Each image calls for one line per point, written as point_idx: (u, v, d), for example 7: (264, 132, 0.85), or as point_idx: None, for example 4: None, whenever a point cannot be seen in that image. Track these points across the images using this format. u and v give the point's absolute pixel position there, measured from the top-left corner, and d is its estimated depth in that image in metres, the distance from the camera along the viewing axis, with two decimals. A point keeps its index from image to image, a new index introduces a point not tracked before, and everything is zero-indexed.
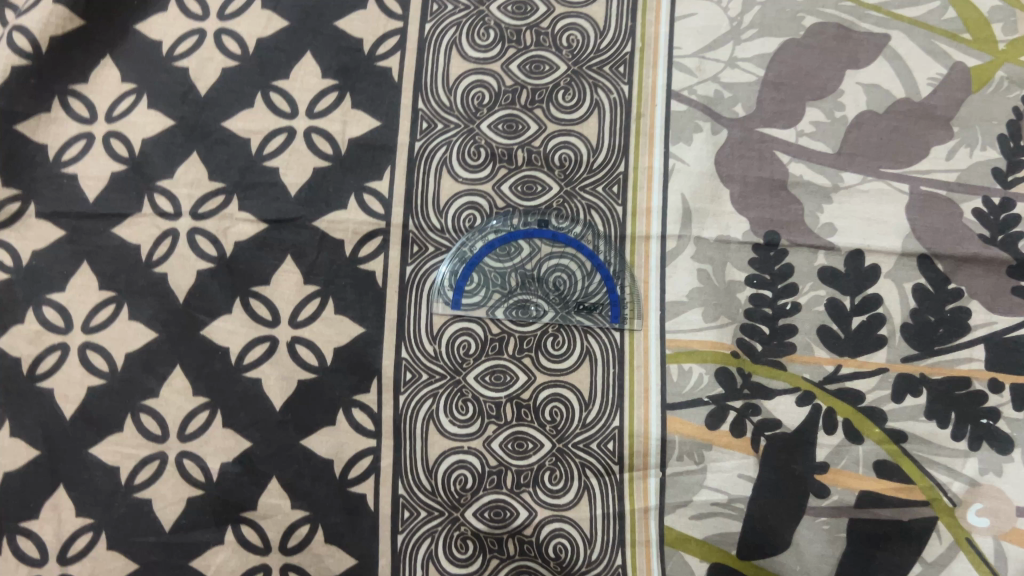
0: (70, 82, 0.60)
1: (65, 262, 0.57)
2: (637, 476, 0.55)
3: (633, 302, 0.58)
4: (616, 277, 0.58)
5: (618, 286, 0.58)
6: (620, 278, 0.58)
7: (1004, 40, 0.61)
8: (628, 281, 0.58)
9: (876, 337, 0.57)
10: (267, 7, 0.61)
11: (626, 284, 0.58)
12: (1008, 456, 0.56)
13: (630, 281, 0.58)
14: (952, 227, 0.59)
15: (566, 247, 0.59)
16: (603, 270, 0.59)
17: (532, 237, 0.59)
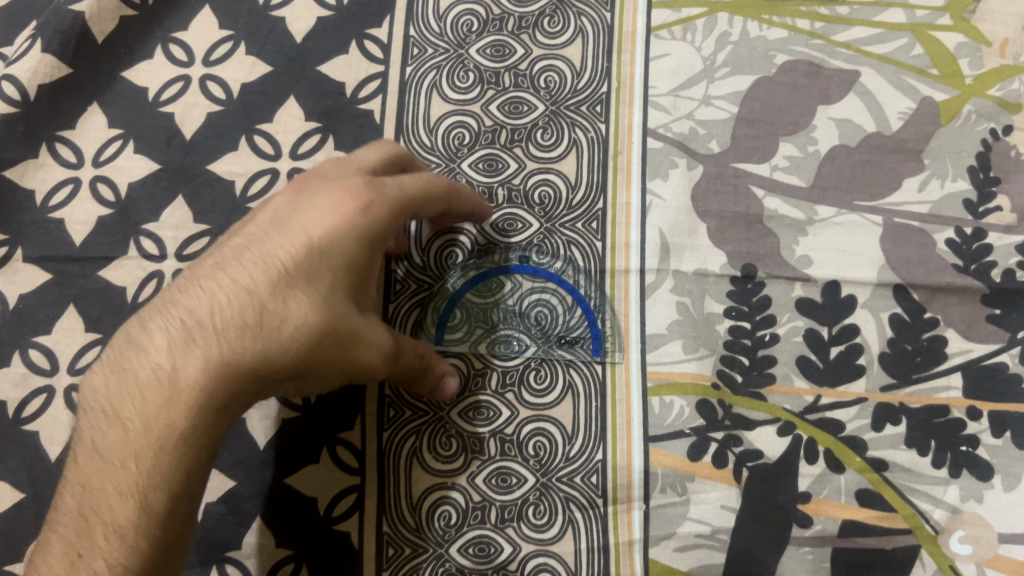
0: (57, 129, 0.61)
1: (52, 305, 0.58)
2: (621, 509, 0.55)
3: (615, 336, 0.58)
4: (597, 311, 0.59)
5: (598, 321, 0.59)
6: (601, 313, 0.59)
7: (971, 75, 0.63)
8: (609, 316, 0.59)
9: (854, 367, 0.58)
10: (251, 53, 0.63)
11: (608, 318, 0.59)
12: (989, 483, 0.56)
13: (612, 316, 0.59)
14: (926, 257, 0.60)
15: (549, 282, 0.59)
16: (584, 305, 0.59)
17: (513, 272, 0.60)
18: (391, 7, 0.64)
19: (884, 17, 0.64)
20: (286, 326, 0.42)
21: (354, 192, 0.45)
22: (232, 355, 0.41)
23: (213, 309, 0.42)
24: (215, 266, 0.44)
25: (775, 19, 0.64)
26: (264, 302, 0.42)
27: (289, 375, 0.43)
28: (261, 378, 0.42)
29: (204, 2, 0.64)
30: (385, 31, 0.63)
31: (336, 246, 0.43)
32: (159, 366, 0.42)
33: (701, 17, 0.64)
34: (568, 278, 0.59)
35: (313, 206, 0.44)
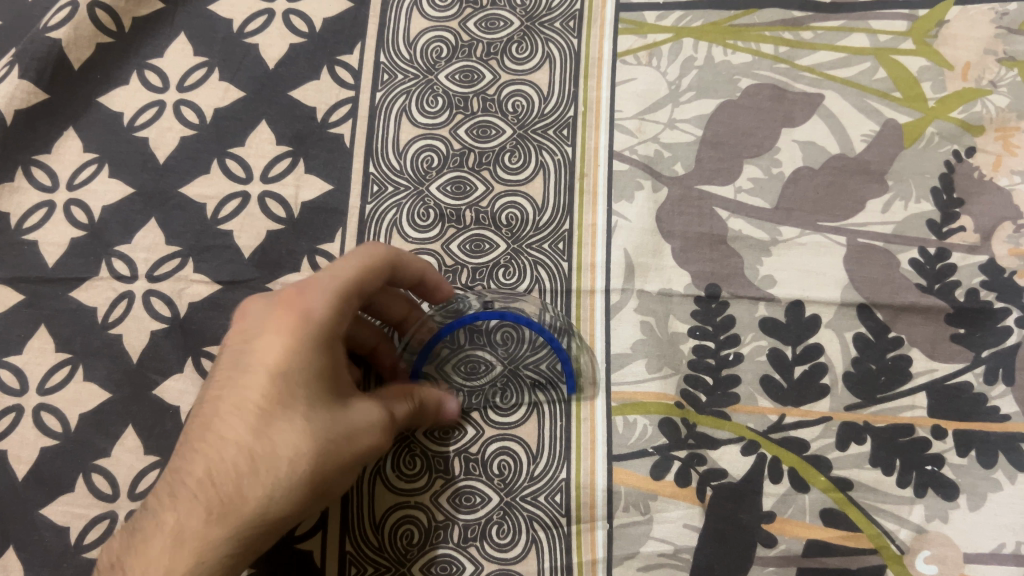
0: (33, 153, 0.62)
1: (23, 326, 0.59)
2: (584, 529, 0.55)
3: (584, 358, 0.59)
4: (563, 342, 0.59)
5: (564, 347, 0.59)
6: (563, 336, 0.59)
7: (934, 98, 0.64)
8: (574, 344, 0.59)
9: (818, 386, 0.58)
10: (224, 79, 0.64)
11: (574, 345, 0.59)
12: (954, 503, 0.56)
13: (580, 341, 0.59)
14: (890, 277, 0.60)
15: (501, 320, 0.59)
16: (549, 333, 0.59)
17: (485, 307, 0.59)
18: (362, 34, 0.65)
19: (848, 42, 0.65)
20: (279, 455, 0.43)
21: (297, 305, 0.46)
22: (235, 491, 0.43)
23: (212, 462, 0.44)
24: (205, 424, 0.45)
25: (740, 45, 0.65)
26: (252, 446, 0.43)
27: (304, 495, 0.45)
28: (278, 511, 0.44)
29: (179, 29, 0.65)
30: (356, 57, 0.64)
31: (305, 367, 0.45)
32: (173, 523, 0.43)
33: (666, 43, 0.65)
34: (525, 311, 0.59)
35: (264, 337, 0.45)
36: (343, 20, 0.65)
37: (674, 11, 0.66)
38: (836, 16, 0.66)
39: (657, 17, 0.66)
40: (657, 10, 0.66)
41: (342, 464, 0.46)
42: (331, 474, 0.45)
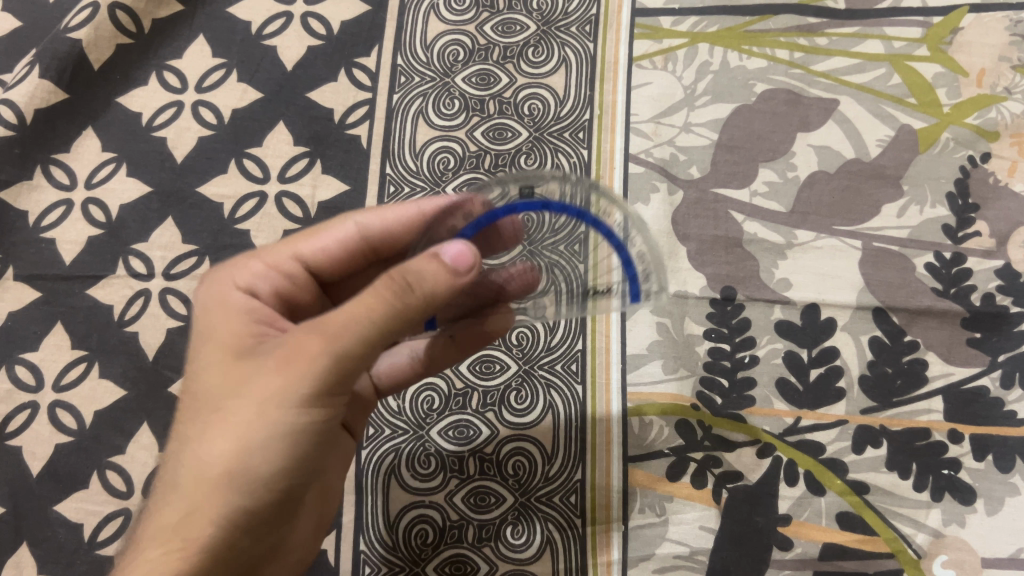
0: (52, 152, 0.63)
1: (39, 323, 0.59)
2: (599, 530, 0.55)
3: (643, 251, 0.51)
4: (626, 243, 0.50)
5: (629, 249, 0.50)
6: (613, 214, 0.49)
7: (948, 104, 0.64)
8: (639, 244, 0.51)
9: (834, 389, 0.58)
10: (242, 81, 0.64)
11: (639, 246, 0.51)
12: (971, 507, 0.55)
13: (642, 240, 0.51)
14: (905, 281, 0.60)
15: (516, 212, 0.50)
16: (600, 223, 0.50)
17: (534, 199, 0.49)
18: (380, 37, 0.66)
19: (862, 48, 0.66)
20: (188, 460, 0.41)
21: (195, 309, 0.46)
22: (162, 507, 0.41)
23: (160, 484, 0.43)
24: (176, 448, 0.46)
25: (755, 50, 0.66)
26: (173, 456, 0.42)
27: (238, 486, 0.40)
28: (203, 518, 0.40)
29: (199, 31, 0.66)
30: (374, 60, 0.65)
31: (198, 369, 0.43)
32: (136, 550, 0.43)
33: (682, 48, 0.66)
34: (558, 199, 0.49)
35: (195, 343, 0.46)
36: (360, 23, 0.66)
37: (689, 16, 0.67)
38: (850, 23, 0.66)
39: (673, 22, 0.66)
40: (672, 15, 0.67)
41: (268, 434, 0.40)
42: (261, 453, 0.40)
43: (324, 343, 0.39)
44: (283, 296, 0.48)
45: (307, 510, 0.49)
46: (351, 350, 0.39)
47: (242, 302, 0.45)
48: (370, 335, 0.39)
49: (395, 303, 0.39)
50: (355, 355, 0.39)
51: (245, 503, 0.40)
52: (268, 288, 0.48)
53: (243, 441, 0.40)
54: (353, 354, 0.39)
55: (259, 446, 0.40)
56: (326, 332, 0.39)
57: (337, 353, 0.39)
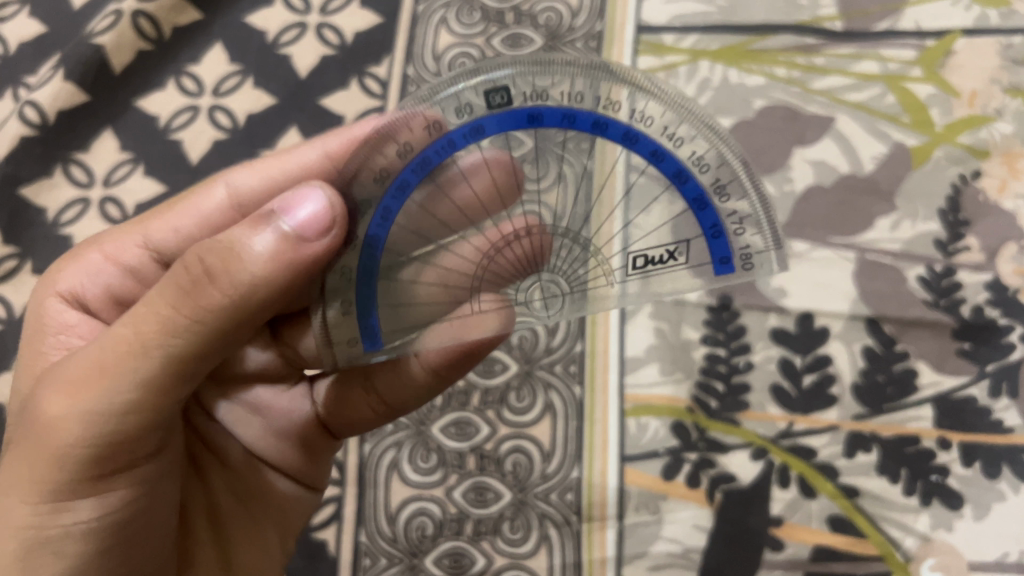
0: (72, 151, 0.65)
1: None
2: (595, 527, 0.57)
3: (681, 138, 0.40)
4: (659, 141, 0.40)
5: (674, 156, 0.40)
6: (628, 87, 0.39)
7: (941, 123, 0.66)
8: (681, 130, 0.40)
9: (826, 396, 0.59)
10: (258, 87, 0.67)
11: (669, 125, 0.40)
12: (958, 512, 0.56)
13: (662, 101, 0.39)
14: (897, 291, 0.61)
15: (485, 136, 0.40)
16: (622, 124, 0.40)
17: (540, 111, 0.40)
18: (391, 48, 0.68)
19: (858, 68, 0.68)
20: None
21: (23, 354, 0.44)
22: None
23: None
24: None
25: (754, 67, 0.68)
26: None
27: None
28: None
29: (216, 38, 0.68)
30: (384, 69, 0.67)
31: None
32: None
33: (683, 64, 0.68)
34: (578, 106, 0.40)
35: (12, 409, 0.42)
36: (373, 34, 0.68)
37: (691, 34, 0.69)
38: (847, 44, 0.68)
39: (675, 39, 0.69)
40: (675, 33, 0.69)
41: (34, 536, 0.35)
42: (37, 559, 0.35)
43: (83, 395, 0.33)
44: (127, 300, 0.45)
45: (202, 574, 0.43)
46: (106, 398, 0.34)
47: (64, 320, 0.43)
48: (137, 368, 0.34)
49: (193, 300, 0.33)
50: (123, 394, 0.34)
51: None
52: (98, 290, 0.44)
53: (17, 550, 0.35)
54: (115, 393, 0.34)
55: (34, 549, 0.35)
56: (75, 387, 0.34)
57: (94, 406, 0.34)
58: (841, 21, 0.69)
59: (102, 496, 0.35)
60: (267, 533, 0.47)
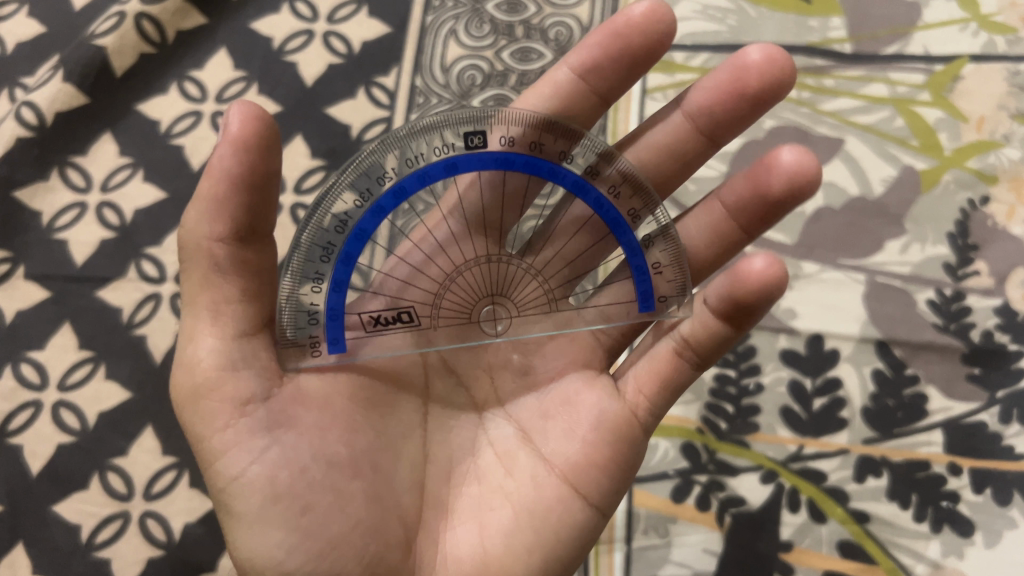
0: (69, 155, 0.65)
1: (48, 321, 0.60)
2: (603, 550, 0.56)
3: (342, 214, 0.41)
4: (385, 188, 0.41)
5: (361, 217, 0.41)
6: (389, 181, 0.41)
7: (950, 147, 0.65)
8: (321, 298, 0.40)
9: (837, 419, 0.59)
10: (262, 94, 0.66)
11: (366, 183, 0.41)
12: (969, 540, 0.55)
13: (371, 156, 0.41)
14: (907, 315, 0.61)
15: (511, 169, 0.43)
16: (365, 213, 0.41)
17: (456, 165, 0.42)
18: (399, 58, 0.67)
19: (867, 91, 0.67)
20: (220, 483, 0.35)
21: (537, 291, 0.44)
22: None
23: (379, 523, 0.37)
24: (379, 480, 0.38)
25: None
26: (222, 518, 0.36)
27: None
28: (242, 501, 0.35)
29: (221, 43, 0.68)
30: (392, 79, 0.67)
31: None
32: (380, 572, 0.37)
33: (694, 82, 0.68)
34: (426, 162, 0.41)
35: None
36: (381, 44, 0.68)
37: (702, 52, 0.69)
38: (856, 66, 0.68)
39: (685, 57, 0.69)
40: (685, 51, 0.69)
41: (231, 522, 0.35)
42: (237, 529, 0.35)
43: (192, 391, 0.35)
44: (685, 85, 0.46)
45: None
46: (214, 205, 0.34)
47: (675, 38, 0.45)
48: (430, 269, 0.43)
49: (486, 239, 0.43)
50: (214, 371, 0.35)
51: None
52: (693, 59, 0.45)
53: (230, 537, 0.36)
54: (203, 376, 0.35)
55: (236, 533, 0.35)
56: (183, 365, 0.35)
57: (212, 389, 0.35)
58: (850, 44, 0.69)
59: (264, 487, 0.34)
60: (523, 547, 0.39)
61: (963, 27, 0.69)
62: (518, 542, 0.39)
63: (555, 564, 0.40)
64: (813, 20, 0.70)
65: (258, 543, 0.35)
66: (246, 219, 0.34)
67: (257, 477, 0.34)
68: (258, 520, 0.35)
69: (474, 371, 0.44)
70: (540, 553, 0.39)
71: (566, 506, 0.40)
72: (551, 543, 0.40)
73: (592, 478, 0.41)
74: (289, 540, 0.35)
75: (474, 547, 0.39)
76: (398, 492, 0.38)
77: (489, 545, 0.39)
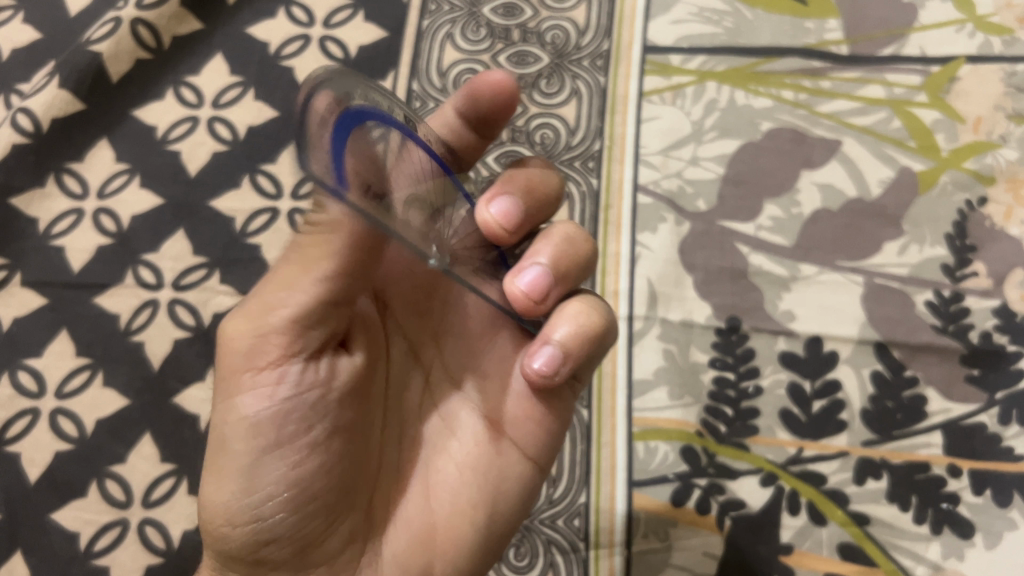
0: (65, 161, 0.65)
1: (45, 328, 0.60)
2: (603, 554, 0.56)
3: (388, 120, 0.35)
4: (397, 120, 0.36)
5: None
6: (358, 100, 0.32)
7: (948, 148, 0.65)
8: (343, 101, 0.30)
9: (836, 421, 0.59)
10: (259, 100, 0.66)
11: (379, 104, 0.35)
12: (970, 541, 0.55)
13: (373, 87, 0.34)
14: (906, 316, 0.61)
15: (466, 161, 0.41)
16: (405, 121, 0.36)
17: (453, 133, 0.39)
18: (395, 63, 0.67)
19: (864, 92, 0.67)
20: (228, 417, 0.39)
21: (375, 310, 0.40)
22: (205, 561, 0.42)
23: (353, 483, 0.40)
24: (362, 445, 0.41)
25: (761, 89, 0.68)
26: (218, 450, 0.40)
27: (219, 534, 0.39)
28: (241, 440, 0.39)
29: (217, 49, 0.68)
30: (388, 83, 0.67)
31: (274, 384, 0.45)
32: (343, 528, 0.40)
33: (690, 85, 0.68)
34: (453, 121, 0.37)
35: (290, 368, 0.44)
36: (377, 48, 0.68)
37: (698, 55, 0.69)
38: (853, 67, 0.68)
39: (682, 60, 0.69)
40: (682, 53, 0.69)
41: (216, 463, 0.39)
42: (226, 464, 0.39)
43: (259, 324, 0.38)
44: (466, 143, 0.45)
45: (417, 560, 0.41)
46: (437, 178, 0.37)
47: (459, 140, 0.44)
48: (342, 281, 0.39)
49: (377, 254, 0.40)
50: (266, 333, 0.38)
51: (229, 542, 0.39)
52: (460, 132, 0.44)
53: (212, 475, 0.39)
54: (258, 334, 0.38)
55: (220, 473, 0.39)
56: (267, 305, 0.39)
57: (265, 334, 0.38)
58: (847, 45, 0.69)
59: (268, 439, 0.38)
60: (467, 507, 0.42)
61: (959, 29, 0.69)
62: (462, 502, 0.42)
63: (498, 524, 0.42)
64: (810, 22, 0.70)
65: (237, 487, 0.38)
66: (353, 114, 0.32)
67: (264, 431, 0.38)
68: (249, 466, 0.38)
69: (423, 338, 0.45)
70: (482, 517, 0.42)
71: (503, 467, 0.43)
72: (492, 508, 0.42)
73: (528, 437, 0.43)
74: (266, 485, 0.38)
75: (423, 511, 0.41)
76: (373, 457, 0.41)
77: (436, 507, 0.41)
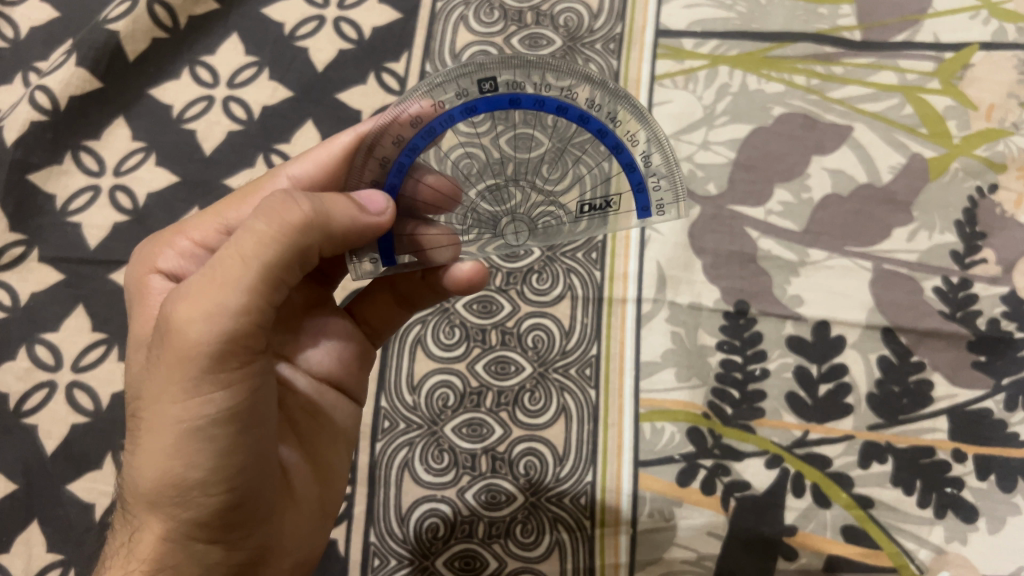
0: (82, 139, 0.66)
1: (63, 303, 0.61)
2: (608, 533, 0.57)
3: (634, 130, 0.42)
4: (583, 109, 0.41)
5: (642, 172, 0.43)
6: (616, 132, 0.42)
7: (959, 135, 0.65)
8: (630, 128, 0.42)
9: (842, 405, 0.59)
10: (273, 79, 0.67)
11: (591, 97, 0.41)
12: (974, 525, 0.56)
13: (593, 88, 0.41)
14: (914, 302, 0.61)
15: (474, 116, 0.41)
16: (558, 99, 0.41)
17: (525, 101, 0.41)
18: (409, 44, 0.68)
19: (877, 79, 0.67)
20: (192, 406, 0.35)
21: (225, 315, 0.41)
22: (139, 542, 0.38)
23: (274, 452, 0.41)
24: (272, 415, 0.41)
25: (773, 74, 0.68)
26: (163, 437, 0.36)
27: (174, 505, 0.37)
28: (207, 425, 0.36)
29: (232, 29, 0.69)
30: (402, 66, 0.67)
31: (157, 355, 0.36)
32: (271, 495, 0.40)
33: (702, 69, 0.68)
34: (525, 91, 0.41)
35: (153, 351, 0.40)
36: (391, 30, 0.68)
37: (711, 39, 0.69)
38: (865, 54, 0.68)
39: (695, 44, 0.69)
40: (695, 38, 0.69)
41: (185, 445, 0.36)
42: (192, 449, 0.36)
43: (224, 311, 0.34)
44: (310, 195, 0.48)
45: (308, 507, 0.45)
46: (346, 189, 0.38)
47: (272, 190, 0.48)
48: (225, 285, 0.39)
49: None
50: (243, 311, 0.34)
51: (194, 514, 0.37)
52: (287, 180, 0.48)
53: (166, 453, 0.36)
54: (233, 313, 0.34)
55: (185, 454, 0.36)
56: (223, 289, 0.34)
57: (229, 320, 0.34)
58: (860, 31, 0.69)
59: (242, 421, 0.36)
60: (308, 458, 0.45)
61: (973, 15, 0.68)
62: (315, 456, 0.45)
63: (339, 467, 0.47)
64: (823, 8, 0.70)
65: (203, 469, 0.36)
66: (623, 137, 0.42)
67: (238, 412, 0.36)
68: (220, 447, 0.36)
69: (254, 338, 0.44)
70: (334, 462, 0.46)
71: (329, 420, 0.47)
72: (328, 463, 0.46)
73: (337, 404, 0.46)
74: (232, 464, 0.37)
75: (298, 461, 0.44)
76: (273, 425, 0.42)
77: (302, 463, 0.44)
